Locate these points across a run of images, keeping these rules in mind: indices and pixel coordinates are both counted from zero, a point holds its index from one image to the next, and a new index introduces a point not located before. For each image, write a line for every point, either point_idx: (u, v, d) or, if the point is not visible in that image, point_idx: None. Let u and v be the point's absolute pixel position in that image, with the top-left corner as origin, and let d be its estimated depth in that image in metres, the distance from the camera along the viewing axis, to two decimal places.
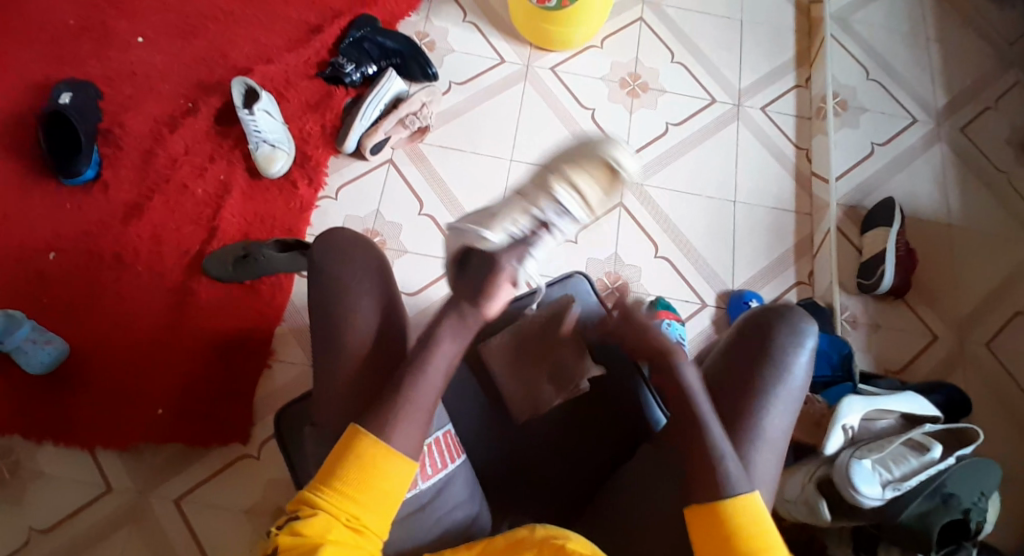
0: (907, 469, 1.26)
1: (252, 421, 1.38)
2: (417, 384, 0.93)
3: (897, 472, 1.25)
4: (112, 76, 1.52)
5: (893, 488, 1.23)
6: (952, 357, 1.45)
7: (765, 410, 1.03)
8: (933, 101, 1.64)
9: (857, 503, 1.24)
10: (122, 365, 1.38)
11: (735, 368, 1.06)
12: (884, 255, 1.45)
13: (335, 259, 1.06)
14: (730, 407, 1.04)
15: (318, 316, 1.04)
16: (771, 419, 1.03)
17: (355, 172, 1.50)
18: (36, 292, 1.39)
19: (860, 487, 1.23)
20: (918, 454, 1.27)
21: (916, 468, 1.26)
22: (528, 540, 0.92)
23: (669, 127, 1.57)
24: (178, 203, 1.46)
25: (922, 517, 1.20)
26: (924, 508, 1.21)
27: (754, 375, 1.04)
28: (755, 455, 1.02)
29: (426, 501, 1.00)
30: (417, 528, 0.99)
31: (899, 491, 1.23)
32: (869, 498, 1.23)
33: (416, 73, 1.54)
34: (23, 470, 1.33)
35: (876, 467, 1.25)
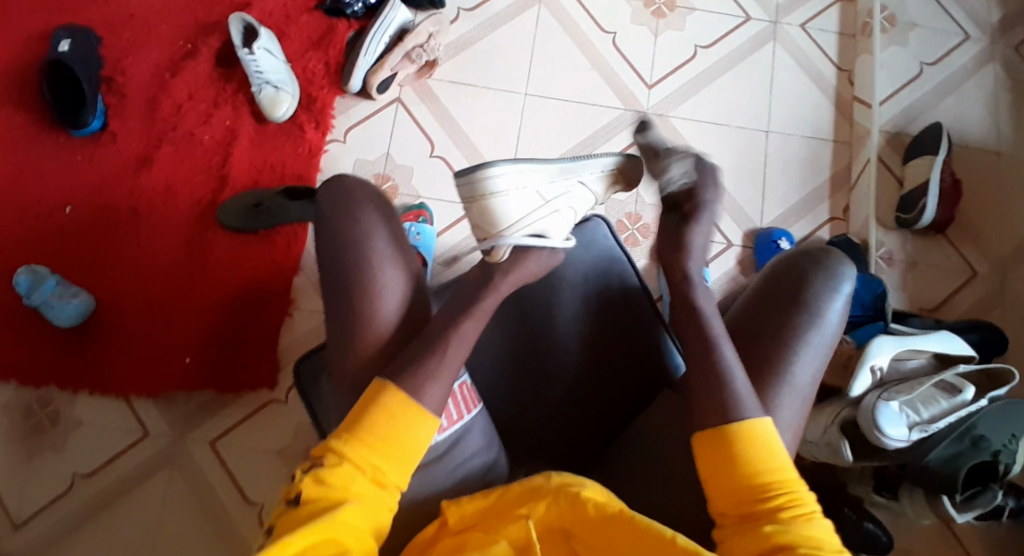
0: (935, 411, 1.20)
1: (277, 369, 1.40)
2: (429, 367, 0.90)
3: (925, 414, 1.20)
4: (109, 17, 1.47)
5: (920, 430, 1.18)
6: (992, 296, 1.37)
7: (792, 356, 0.93)
8: (991, 14, 1.48)
9: (882, 444, 1.19)
10: (149, 316, 1.39)
11: (758, 314, 0.96)
12: (927, 187, 1.35)
13: (342, 218, 0.96)
14: (752, 354, 0.94)
15: None
16: (799, 366, 0.93)
17: (363, 113, 1.44)
18: (55, 246, 1.40)
19: (886, 429, 1.17)
20: (948, 397, 1.21)
21: (944, 411, 1.20)
22: (544, 492, 0.82)
23: (697, 51, 1.45)
24: (186, 151, 1.43)
25: (951, 460, 1.17)
26: (952, 451, 1.17)
27: (781, 320, 0.94)
28: (778, 402, 0.92)
29: (445, 450, 0.94)
30: (431, 477, 0.93)
31: (926, 433, 1.18)
32: (895, 439, 1.18)
33: (423, 1, 1.44)
34: (63, 419, 1.37)
35: (904, 409, 1.20)
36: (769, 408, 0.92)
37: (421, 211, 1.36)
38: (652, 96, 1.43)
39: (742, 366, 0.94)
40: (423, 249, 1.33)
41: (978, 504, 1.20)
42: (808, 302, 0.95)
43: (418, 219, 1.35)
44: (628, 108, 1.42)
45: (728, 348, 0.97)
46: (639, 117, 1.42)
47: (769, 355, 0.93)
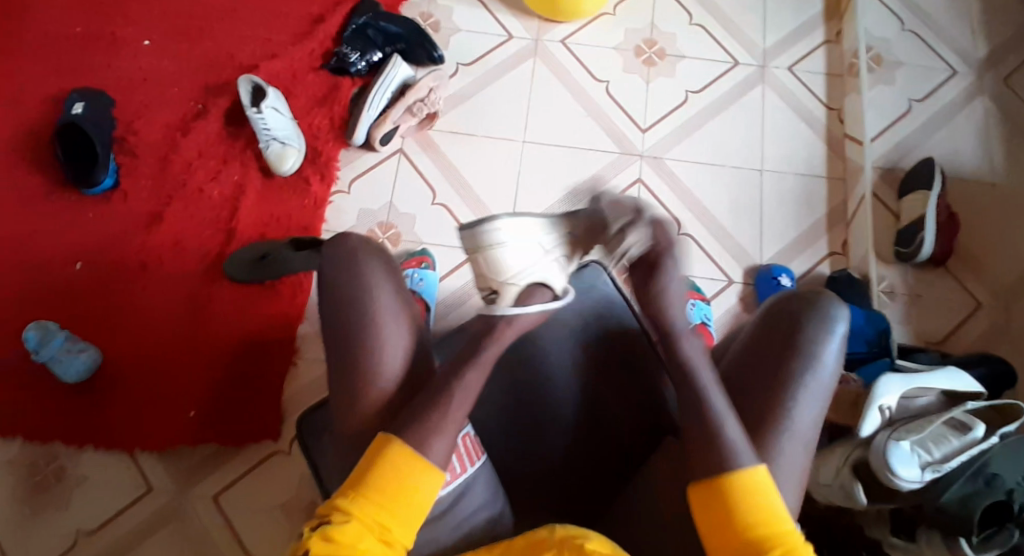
0: (947, 450, 1.18)
1: (281, 421, 1.40)
2: (429, 402, 0.91)
3: (938, 453, 1.17)
4: (124, 83, 1.53)
5: (933, 469, 1.16)
6: (997, 326, 1.37)
7: (790, 402, 0.94)
8: (975, 51, 1.52)
9: (895, 486, 1.17)
10: (155, 369, 1.40)
11: (755, 360, 0.98)
12: (923, 222, 1.36)
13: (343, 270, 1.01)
14: (749, 401, 0.95)
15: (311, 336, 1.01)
16: (799, 412, 0.93)
17: (367, 164, 1.48)
18: (68, 303, 1.42)
19: (898, 470, 1.16)
20: (959, 434, 1.19)
21: (956, 450, 1.18)
22: (546, 543, 0.82)
23: (688, 96, 1.50)
24: (196, 207, 1.47)
25: (964, 501, 1.13)
26: (967, 491, 1.14)
27: (777, 366, 0.95)
28: (779, 448, 0.92)
29: (446, 508, 0.94)
30: (435, 535, 0.93)
31: (939, 473, 1.16)
32: (908, 480, 1.16)
33: (422, 57, 1.50)
34: (67, 475, 1.36)
35: (916, 448, 1.18)
36: (769, 452, 0.92)
37: (424, 257, 1.38)
38: (646, 140, 1.47)
39: (741, 412, 0.95)
40: (426, 295, 1.35)
41: (995, 545, 1.15)
42: (803, 344, 0.96)
43: (421, 265, 1.37)
44: (622, 152, 1.46)
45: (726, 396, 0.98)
46: (634, 159, 1.46)
47: (767, 399, 0.94)
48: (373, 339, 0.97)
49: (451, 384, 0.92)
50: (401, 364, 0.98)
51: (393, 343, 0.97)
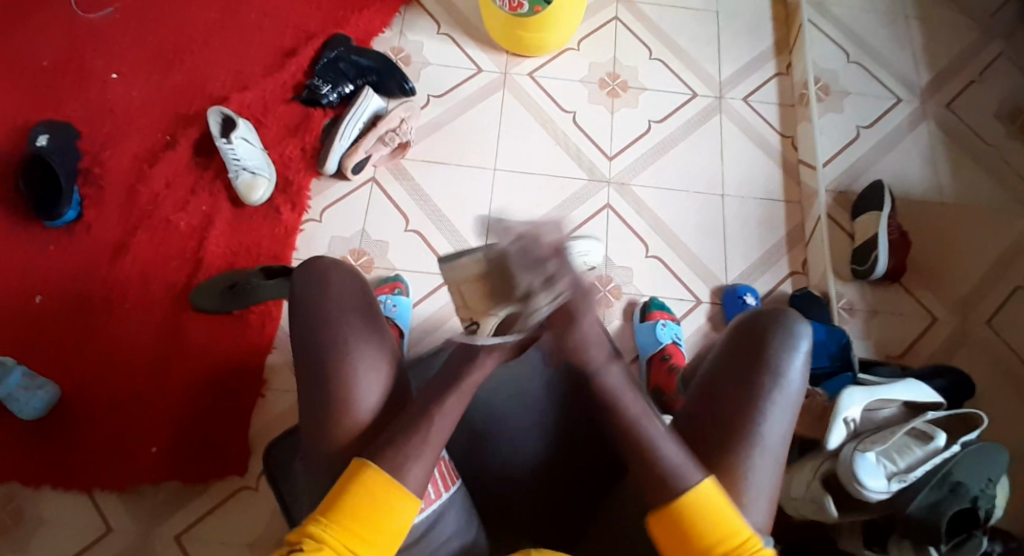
0: (912, 460, 1.20)
1: (249, 454, 1.35)
2: (422, 413, 0.92)
3: (902, 463, 1.20)
4: (89, 114, 1.52)
5: (898, 479, 1.18)
6: (954, 338, 1.43)
7: (759, 418, 0.96)
8: (917, 80, 1.62)
9: (863, 497, 1.19)
10: (119, 403, 1.35)
11: (723, 376, 0.99)
12: (877, 240, 1.43)
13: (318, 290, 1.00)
14: (717, 415, 0.97)
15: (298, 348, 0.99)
16: (767, 425, 0.95)
17: (339, 193, 1.49)
18: (26, 336, 1.37)
19: (865, 481, 1.18)
20: (922, 444, 1.22)
21: (921, 459, 1.20)
22: None
23: (651, 125, 1.56)
24: (162, 237, 1.45)
25: (933, 508, 1.15)
26: (933, 498, 1.16)
27: (744, 383, 0.97)
28: (749, 464, 0.94)
29: (424, 531, 0.94)
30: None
31: (905, 482, 1.18)
32: (876, 491, 1.18)
33: (393, 89, 1.53)
34: (25, 516, 1.30)
35: (881, 460, 1.20)
36: (739, 467, 0.94)
37: (397, 283, 1.38)
38: (613, 166, 1.52)
39: (709, 425, 0.97)
40: (401, 321, 1.35)
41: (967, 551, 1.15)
42: (770, 361, 0.98)
43: (394, 291, 1.38)
44: (591, 178, 1.51)
45: (694, 413, 0.99)
46: (602, 186, 1.50)
47: (735, 415, 0.96)
48: (351, 357, 0.96)
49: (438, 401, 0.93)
50: (383, 379, 0.97)
51: (368, 361, 0.97)
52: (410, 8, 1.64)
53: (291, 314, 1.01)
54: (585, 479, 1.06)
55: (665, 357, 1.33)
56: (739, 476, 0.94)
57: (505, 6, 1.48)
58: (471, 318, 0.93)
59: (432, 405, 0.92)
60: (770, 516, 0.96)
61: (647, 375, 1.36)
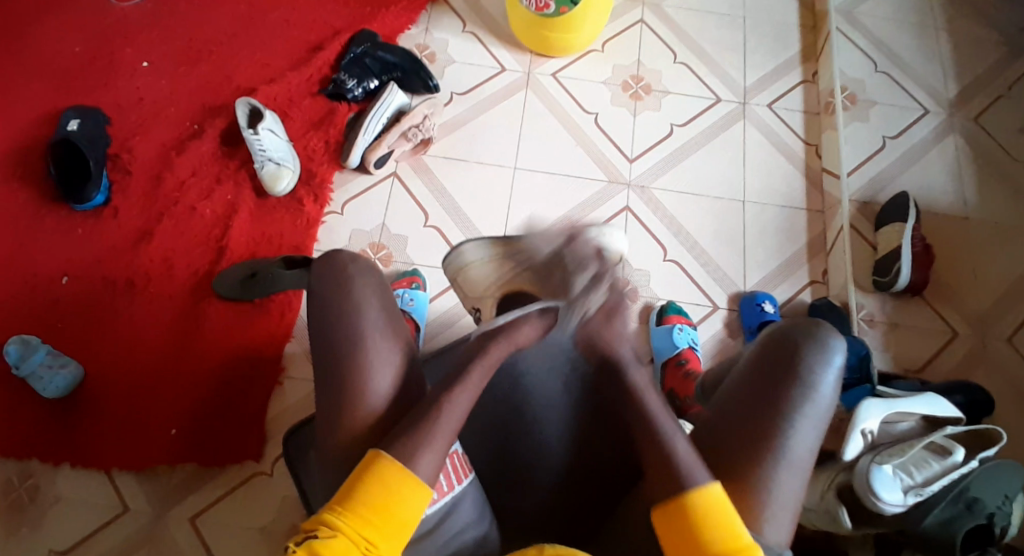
0: (928, 474, 1.19)
1: (263, 442, 1.36)
2: (437, 407, 0.93)
3: (918, 477, 1.19)
4: (120, 102, 1.55)
5: (915, 493, 1.17)
6: (975, 353, 1.41)
7: (788, 431, 0.95)
8: (945, 92, 1.61)
9: (879, 510, 1.17)
10: (137, 384, 1.37)
11: (752, 388, 0.98)
12: (900, 252, 1.41)
13: (336, 286, 1.00)
14: (745, 427, 0.96)
15: (312, 336, 1.00)
16: (794, 439, 0.95)
17: (361, 186, 1.50)
18: (50, 318, 1.40)
19: (881, 493, 1.16)
20: (940, 458, 1.21)
21: (938, 474, 1.19)
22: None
23: (673, 129, 1.56)
24: (187, 225, 1.47)
25: (948, 523, 1.14)
26: (948, 515, 1.15)
27: (775, 395, 0.97)
28: (775, 478, 0.94)
29: (435, 524, 0.95)
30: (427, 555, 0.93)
31: (921, 496, 1.16)
32: (891, 504, 1.16)
33: (418, 86, 1.55)
34: (41, 495, 1.32)
35: (898, 473, 1.19)
36: (765, 480, 0.94)
37: (414, 277, 1.40)
38: (633, 169, 1.52)
39: (732, 440, 0.97)
40: (416, 315, 1.36)
41: None
42: (801, 373, 0.98)
43: (411, 285, 1.39)
44: (611, 180, 1.51)
45: (720, 424, 0.99)
46: (622, 188, 1.51)
47: (764, 428, 0.95)
48: (363, 353, 0.97)
49: (445, 401, 0.93)
50: (394, 374, 0.98)
51: (380, 357, 0.97)
52: (436, 6, 1.65)
53: (307, 308, 1.02)
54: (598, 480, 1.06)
55: (680, 362, 1.33)
56: (763, 491, 0.93)
57: (532, 6, 1.49)
58: (475, 305, 1.21)
59: (444, 400, 0.93)
60: (791, 530, 0.96)
61: (660, 381, 1.36)
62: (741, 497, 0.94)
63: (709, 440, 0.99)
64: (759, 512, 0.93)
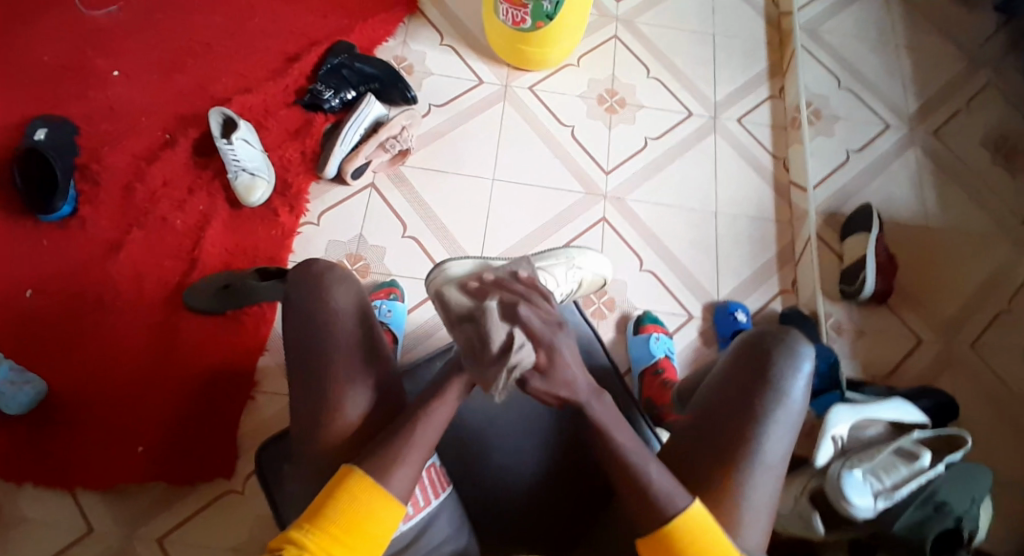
0: (897, 478, 1.23)
1: (238, 457, 1.34)
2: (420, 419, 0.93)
3: (888, 481, 1.22)
4: (89, 110, 1.51)
5: (884, 497, 1.20)
6: (938, 359, 1.46)
7: (761, 436, 0.98)
8: (905, 108, 1.67)
9: (850, 515, 1.21)
10: (106, 400, 1.33)
11: (726, 395, 1.01)
12: (865, 262, 1.46)
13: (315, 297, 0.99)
14: (719, 433, 0.99)
15: (298, 345, 0.99)
16: (767, 444, 0.97)
17: (337, 198, 1.49)
18: (13, 332, 1.35)
19: (852, 498, 1.20)
20: (908, 463, 1.24)
21: (906, 478, 1.23)
22: None
23: (648, 142, 1.59)
24: (158, 236, 1.44)
25: (918, 527, 1.18)
26: (917, 518, 1.19)
27: (748, 402, 0.99)
28: (749, 483, 0.96)
29: (409, 542, 0.95)
30: None
31: (890, 501, 1.20)
32: (862, 509, 1.20)
33: (396, 97, 1.55)
34: (4, 516, 1.27)
35: (869, 477, 1.22)
36: (739, 485, 0.96)
37: (392, 288, 1.40)
38: (609, 181, 1.55)
39: (707, 447, 0.99)
40: (395, 326, 1.35)
41: None
42: (773, 380, 1.00)
43: (389, 296, 1.38)
44: (588, 192, 1.53)
45: (696, 430, 1.01)
46: (599, 200, 1.53)
47: (738, 434, 0.98)
48: (348, 364, 0.97)
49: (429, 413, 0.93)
50: (379, 383, 0.97)
51: (364, 368, 0.97)
52: (414, 18, 1.66)
53: (286, 318, 1.01)
54: (583, 486, 1.09)
55: (657, 371, 1.36)
56: (738, 495, 0.96)
57: (509, 20, 1.51)
58: None
59: (428, 412, 0.93)
60: (766, 533, 0.98)
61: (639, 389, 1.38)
62: (716, 500, 0.96)
63: (686, 450, 1.01)
64: (733, 514, 0.96)
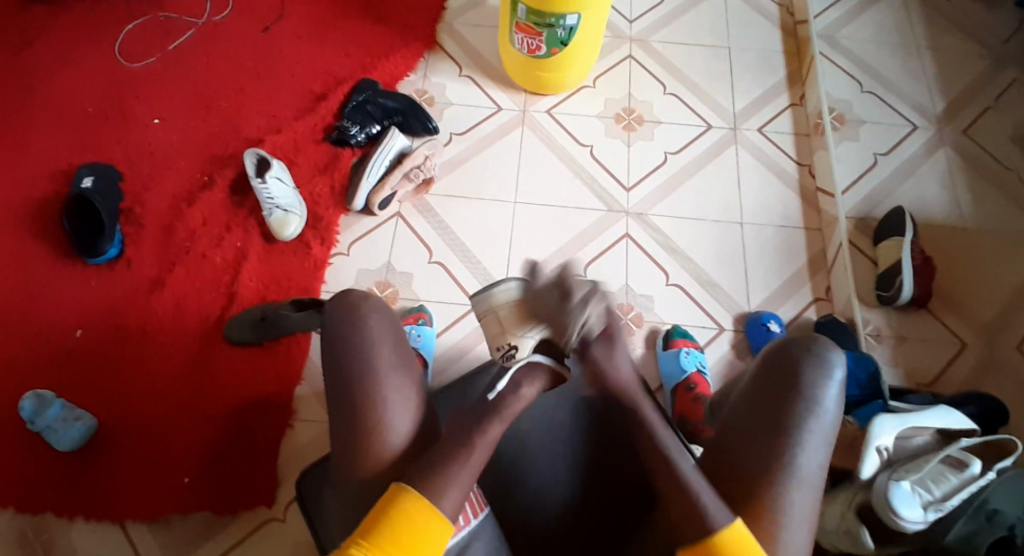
0: (947, 488, 1.14)
1: (278, 484, 1.37)
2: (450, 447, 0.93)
3: (938, 491, 1.14)
4: (131, 157, 1.60)
5: (935, 509, 1.12)
6: (983, 363, 1.41)
7: (795, 449, 0.94)
8: (932, 108, 1.64)
9: (900, 529, 1.14)
10: (152, 433, 1.39)
11: (756, 410, 0.98)
12: (900, 266, 1.43)
13: (348, 320, 1.01)
14: (752, 451, 0.96)
15: (329, 365, 1.01)
16: (802, 457, 0.94)
17: (366, 228, 1.54)
18: (64, 370, 1.42)
19: (901, 511, 1.13)
20: (956, 472, 1.15)
21: (956, 487, 1.14)
22: None
23: (667, 156, 1.60)
24: (198, 273, 1.50)
25: (970, 539, 1.11)
26: (969, 530, 1.11)
27: (779, 415, 0.96)
28: (788, 498, 0.93)
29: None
30: None
31: (941, 512, 1.12)
32: (912, 522, 1.13)
33: (418, 128, 1.59)
34: (57, 548, 1.32)
35: (916, 488, 1.14)
36: (778, 502, 0.93)
37: (421, 313, 1.42)
38: (631, 197, 1.55)
39: (740, 467, 0.96)
40: (424, 350, 1.37)
41: None
42: (804, 391, 0.97)
43: (418, 321, 1.40)
44: (609, 209, 1.54)
45: (728, 449, 0.98)
46: (621, 216, 1.54)
47: (772, 450, 0.95)
48: (378, 382, 0.98)
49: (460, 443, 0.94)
50: (405, 406, 0.98)
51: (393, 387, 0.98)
52: (433, 52, 1.72)
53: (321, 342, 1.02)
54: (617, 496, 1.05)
55: (690, 386, 1.33)
56: (777, 512, 0.93)
57: (524, 48, 1.55)
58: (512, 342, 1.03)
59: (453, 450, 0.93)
60: (808, 549, 0.95)
61: (670, 404, 1.36)
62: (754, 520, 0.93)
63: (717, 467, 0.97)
64: (772, 533, 0.92)
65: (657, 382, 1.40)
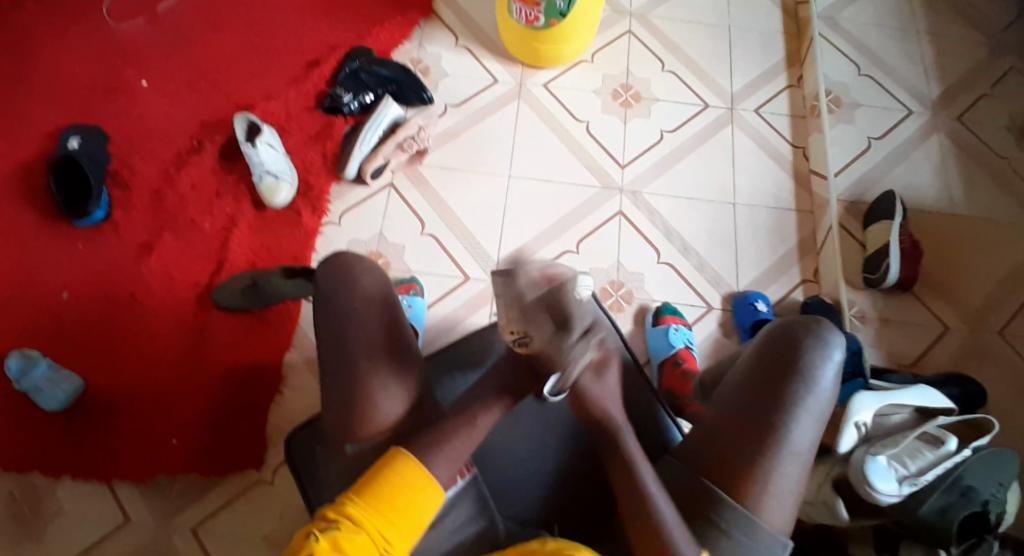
0: (923, 463, 1.15)
1: (266, 449, 1.37)
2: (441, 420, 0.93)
3: (913, 466, 1.15)
4: (120, 120, 1.58)
5: (910, 483, 1.13)
6: (965, 347, 1.43)
7: (789, 423, 0.95)
8: (928, 94, 1.64)
9: (874, 500, 1.14)
10: (139, 396, 1.38)
11: (753, 384, 0.98)
12: (887, 249, 1.44)
13: (344, 287, 1.01)
14: (747, 422, 0.96)
15: (323, 333, 1.00)
16: (795, 431, 0.95)
17: (357, 198, 1.53)
18: (51, 332, 1.41)
19: (876, 483, 1.13)
20: (933, 448, 1.17)
21: (932, 463, 1.15)
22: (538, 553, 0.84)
23: (664, 135, 1.59)
24: (187, 238, 1.49)
25: (943, 512, 1.11)
26: (943, 503, 1.12)
27: (776, 390, 0.96)
28: (777, 469, 0.94)
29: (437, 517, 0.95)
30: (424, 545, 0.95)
31: (916, 486, 1.13)
32: (885, 495, 1.13)
33: (413, 99, 1.58)
34: (43, 507, 1.32)
35: (893, 463, 1.15)
36: (767, 472, 0.94)
37: (412, 284, 1.41)
38: (625, 174, 1.55)
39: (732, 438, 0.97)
40: (415, 321, 1.37)
41: None
42: (803, 367, 0.97)
43: (409, 292, 1.40)
44: (603, 186, 1.54)
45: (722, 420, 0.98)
46: (615, 193, 1.53)
47: (767, 422, 0.95)
48: (371, 352, 0.98)
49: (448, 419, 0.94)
50: (394, 375, 0.98)
51: (386, 356, 0.98)
52: (430, 21, 1.70)
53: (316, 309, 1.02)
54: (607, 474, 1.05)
55: (678, 361, 1.34)
56: (765, 483, 0.94)
57: (522, 19, 1.53)
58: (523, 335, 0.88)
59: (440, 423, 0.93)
60: (792, 520, 0.96)
61: (657, 380, 1.35)
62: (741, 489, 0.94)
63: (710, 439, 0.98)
64: (757, 501, 0.94)
65: (646, 358, 1.40)
